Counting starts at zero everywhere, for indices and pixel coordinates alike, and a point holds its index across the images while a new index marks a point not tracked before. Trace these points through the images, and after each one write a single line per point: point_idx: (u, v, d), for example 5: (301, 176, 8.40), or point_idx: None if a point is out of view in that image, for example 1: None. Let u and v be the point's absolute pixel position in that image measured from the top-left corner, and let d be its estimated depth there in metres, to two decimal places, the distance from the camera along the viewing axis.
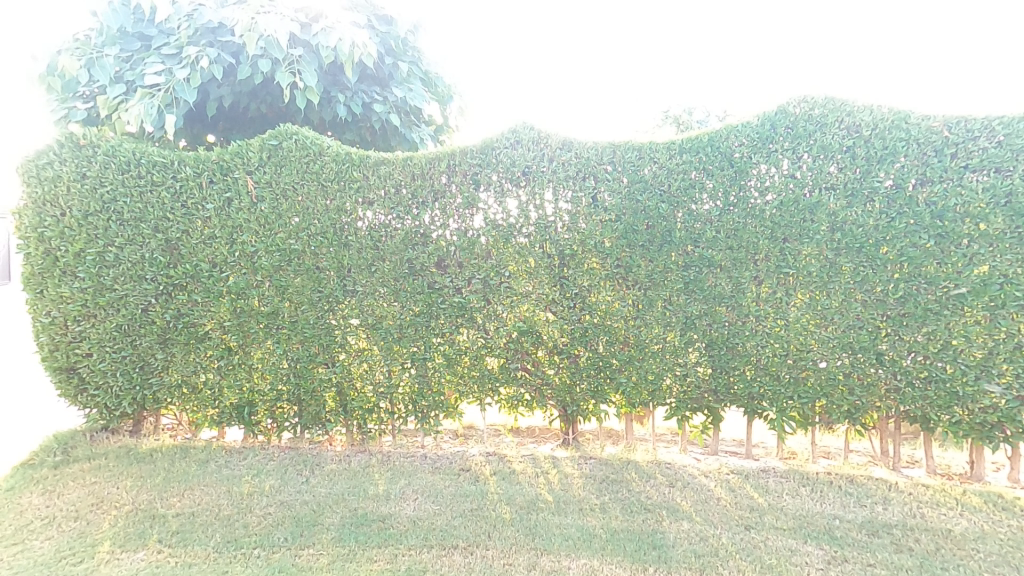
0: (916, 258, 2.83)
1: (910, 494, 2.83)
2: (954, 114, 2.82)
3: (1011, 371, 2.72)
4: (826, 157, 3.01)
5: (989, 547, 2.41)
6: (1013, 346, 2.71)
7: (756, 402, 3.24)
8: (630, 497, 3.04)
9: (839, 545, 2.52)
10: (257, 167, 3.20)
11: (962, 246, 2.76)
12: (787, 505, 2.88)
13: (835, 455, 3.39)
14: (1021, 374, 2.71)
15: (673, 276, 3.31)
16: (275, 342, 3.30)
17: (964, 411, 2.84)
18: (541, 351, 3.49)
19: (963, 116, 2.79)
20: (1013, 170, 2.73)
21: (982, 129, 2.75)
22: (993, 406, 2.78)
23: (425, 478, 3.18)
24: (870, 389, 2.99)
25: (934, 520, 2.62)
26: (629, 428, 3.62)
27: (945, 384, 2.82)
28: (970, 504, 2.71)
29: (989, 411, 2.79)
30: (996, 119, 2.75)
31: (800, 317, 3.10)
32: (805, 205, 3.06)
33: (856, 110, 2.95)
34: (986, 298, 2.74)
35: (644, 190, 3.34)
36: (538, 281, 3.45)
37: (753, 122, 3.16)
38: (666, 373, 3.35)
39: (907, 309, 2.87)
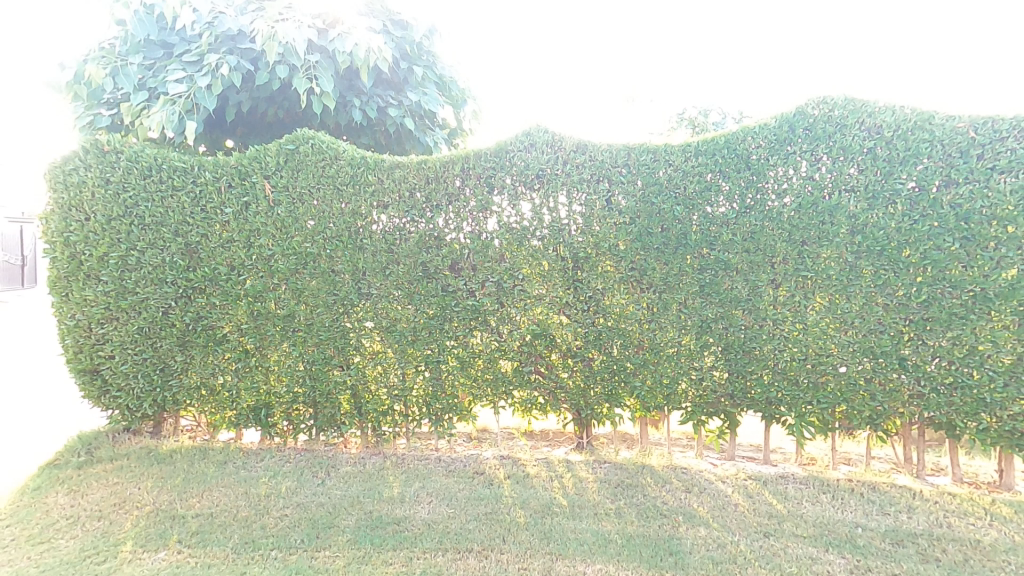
0: (941, 261, 2.78)
1: (935, 503, 2.77)
2: (981, 114, 2.75)
3: None
4: (846, 158, 2.96)
5: (1020, 559, 2.35)
6: None
7: (774, 407, 3.19)
8: (646, 502, 3.01)
9: (862, 554, 2.47)
10: (274, 172, 3.23)
11: (988, 250, 2.70)
12: (807, 512, 2.83)
13: (855, 461, 3.32)
14: None
15: (689, 279, 3.29)
16: (291, 344, 3.33)
17: (992, 419, 2.76)
18: (555, 355, 3.48)
19: (990, 116, 2.72)
20: None
21: (1010, 129, 2.68)
22: (1022, 414, 2.71)
23: (439, 481, 3.19)
24: (893, 394, 2.92)
25: (961, 530, 2.56)
26: (643, 432, 3.58)
27: (971, 390, 2.75)
28: (998, 514, 2.64)
29: (1018, 418, 2.71)
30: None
31: (819, 321, 3.05)
32: (824, 207, 3.01)
33: (877, 111, 2.90)
34: (1014, 302, 2.67)
35: (659, 193, 3.32)
36: (551, 284, 3.45)
37: (770, 124, 3.12)
38: (682, 377, 3.32)
39: (931, 313, 2.81)
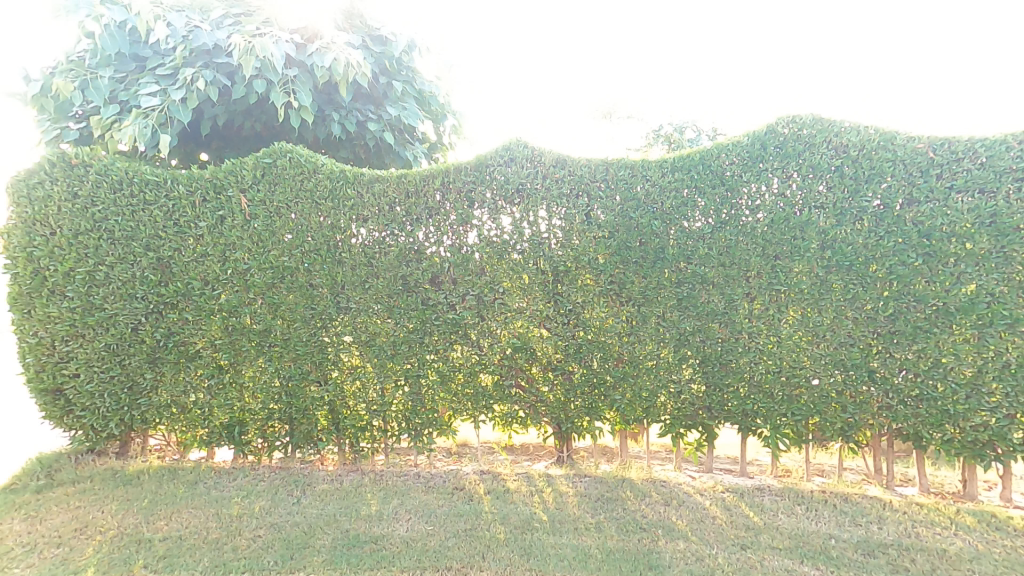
0: (906, 276, 2.87)
1: (903, 513, 2.83)
2: (940, 136, 2.85)
3: (1001, 390, 2.71)
4: (815, 176, 3.05)
5: (983, 567, 2.40)
6: (1001, 364, 2.71)
7: (750, 419, 3.23)
8: (626, 516, 3.02)
9: (835, 565, 2.51)
10: (250, 186, 3.20)
11: (949, 265, 2.79)
12: (782, 524, 2.87)
13: (828, 472, 3.38)
14: (1011, 392, 2.70)
15: (667, 293, 3.34)
16: (266, 360, 3.27)
17: (955, 429, 2.83)
18: (535, 368, 3.47)
19: (948, 138, 2.82)
20: (997, 192, 2.74)
21: (966, 150, 2.78)
22: (983, 425, 2.76)
23: (418, 498, 3.14)
24: (863, 406, 2.99)
25: (928, 539, 2.61)
26: (623, 445, 3.59)
27: (936, 402, 2.82)
28: (963, 523, 2.71)
29: (979, 429, 2.77)
30: (980, 141, 2.77)
31: (792, 334, 3.12)
32: (795, 223, 3.10)
33: (844, 131, 2.99)
34: (974, 316, 2.75)
35: (637, 207, 3.37)
36: (531, 297, 3.47)
37: (743, 141, 3.19)
38: (660, 390, 3.35)
39: (897, 326, 2.90)
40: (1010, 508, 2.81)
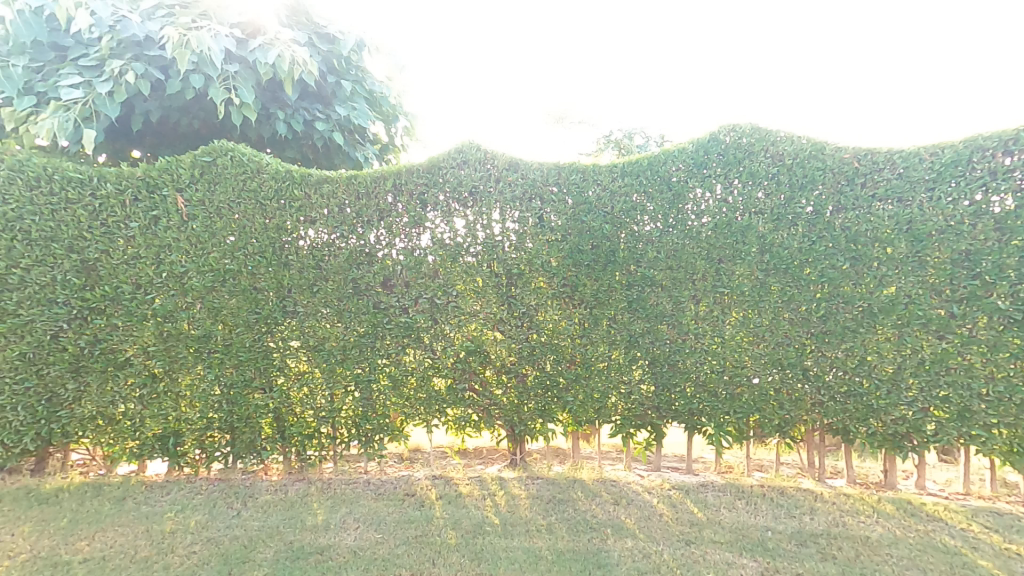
0: (835, 279, 3.04)
1: (833, 504, 2.98)
2: (864, 147, 3.02)
3: (917, 385, 2.87)
4: (754, 183, 3.18)
5: (901, 551, 2.56)
6: (917, 361, 2.87)
7: (696, 418, 3.33)
8: (576, 516, 3.05)
9: (771, 556, 2.61)
10: (187, 185, 3.06)
11: (872, 269, 2.97)
12: (723, 518, 2.97)
13: (768, 466, 3.51)
14: (926, 387, 2.86)
15: (618, 295, 3.41)
16: (206, 367, 3.13)
17: (878, 423, 2.99)
18: (489, 371, 3.47)
19: (870, 149, 3.00)
20: (912, 200, 2.90)
21: (885, 161, 2.95)
22: (902, 419, 2.92)
23: (367, 506, 3.08)
24: (798, 403, 3.13)
25: (853, 528, 2.77)
26: (575, 447, 3.62)
27: (862, 398, 2.99)
28: (884, 511, 2.88)
29: (898, 423, 2.93)
30: (897, 152, 2.95)
31: (734, 334, 3.24)
32: (736, 227, 3.22)
33: (779, 140, 3.14)
34: (894, 317, 2.92)
35: (589, 211, 3.43)
36: (485, 300, 3.46)
37: (688, 148, 3.29)
38: (611, 391, 3.41)
39: (828, 327, 3.05)
40: (923, 495, 3.02)
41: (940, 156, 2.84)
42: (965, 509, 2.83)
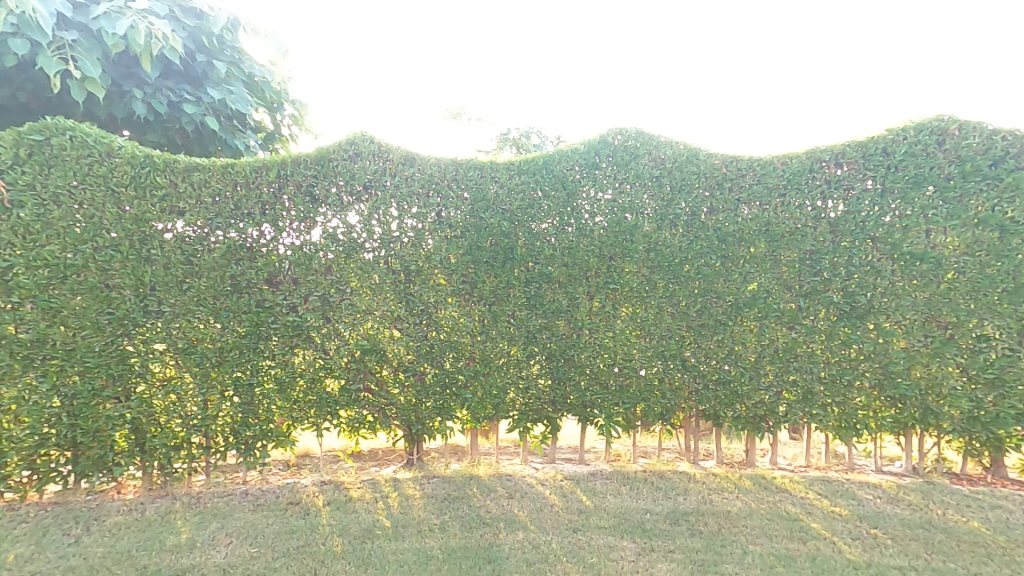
0: (709, 276, 3.28)
1: (703, 484, 3.23)
2: (731, 153, 3.29)
3: (773, 371, 3.20)
4: (640, 185, 3.36)
5: (755, 523, 2.83)
6: (774, 349, 3.18)
7: (589, 410, 3.46)
8: (470, 513, 3.05)
9: (648, 537, 2.76)
10: (11, 168, 2.69)
11: (739, 266, 3.25)
12: (609, 504, 3.11)
13: (651, 452, 3.75)
14: (780, 372, 3.19)
15: (516, 292, 3.45)
16: (39, 375, 2.76)
17: (743, 407, 3.27)
18: (385, 370, 3.37)
19: (735, 156, 3.27)
20: (770, 204, 3.20)
21: (747, 168, 3.23)
22: (763, 402, 3.23)
23: (243, 519, 2.86)
24: (677, 392, 3.36)
25: (718, 504, 3.02)
26: (473, 443, 3.62)
27: (730, 385, 3.27)
28: (744, 487, 3.18)
29: (758, 406, 3.23)
30: (757, 160, 3.24)
31: (623, 329, 3.40)
32: (625, 227, 3.38)
33: (660, 144, 3.33)
34: (756, 310, 3.22)
35: (487, 208, 3.43)
36: (382, 297, 3.35)
37: (580, 149, 3.41)
38: (510, 386, 3.45)
39: (703, 320, 3.30)
40: (774, 469, 3.40)
41: (789, 164, 3.16)
42: (801, 479, 3.25)
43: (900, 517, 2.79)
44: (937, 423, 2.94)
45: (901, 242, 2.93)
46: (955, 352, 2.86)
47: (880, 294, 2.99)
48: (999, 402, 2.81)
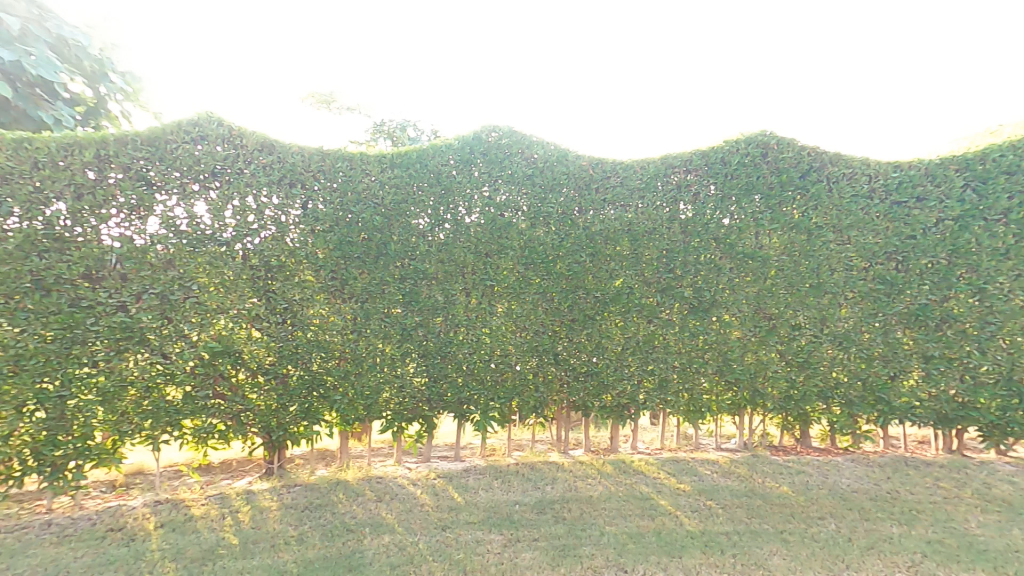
0: (579, 273, 3.43)
1: (571, 471, 3.38)
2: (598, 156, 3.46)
3: (635, 361, 3.41)
4: (513, 183, 3.42)
5: (614, 505, 3.01)
6: (636, 342, 3.40)
7: (465, 406, 3.46)
8: (333, 521, 2.88)
9: (515, 528, 2.81)
10: None
11: (606, 263, 3.43)
12: (480, 499, 3.13)
13: (525, 444, 3.88)
14: (642, 363, 3.41)
15: (391, 289, 3.34)
16: None
17: (609, 397, 3.46)
18: (241, 374, 3.10)
19: (600, 159, 3.45)
20: (631, 206, 3.43)
21: (611, 170, 3.42)
22: (625, 392, 3.44)
23: (41, 555, 2.46)
24: (549, 385, 3.47)
25: (583, 490, 3.18)
26: (343, 446, 3.49)
27: (597, 376, 3.44)
28: (606, 472, 3.38)
29: (621, 395, 3.44)
30: (620, 164, 3.44)
31: (500, 325, 3.44)
32: (501, 223, 3.42)
33: (532, 144, 3.43)
34: (620, 305, 3.42)
35: (358, 202, 3.29)
36: (236, 295, 3.06)
37: (454, 144, 3.39)
38: (384, 386, 3.34)
39: (574, 315, 3.44)
40: (634, 453, 3.67)
41: (646, 167, 3.38)
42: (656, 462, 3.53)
43: (729, 486, 3.18)
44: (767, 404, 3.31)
45: (736, 242, 3.26)
46: (776, 340, 3.26)
47: (721, 289, 3.32)
48: (808, 382, 3.25)
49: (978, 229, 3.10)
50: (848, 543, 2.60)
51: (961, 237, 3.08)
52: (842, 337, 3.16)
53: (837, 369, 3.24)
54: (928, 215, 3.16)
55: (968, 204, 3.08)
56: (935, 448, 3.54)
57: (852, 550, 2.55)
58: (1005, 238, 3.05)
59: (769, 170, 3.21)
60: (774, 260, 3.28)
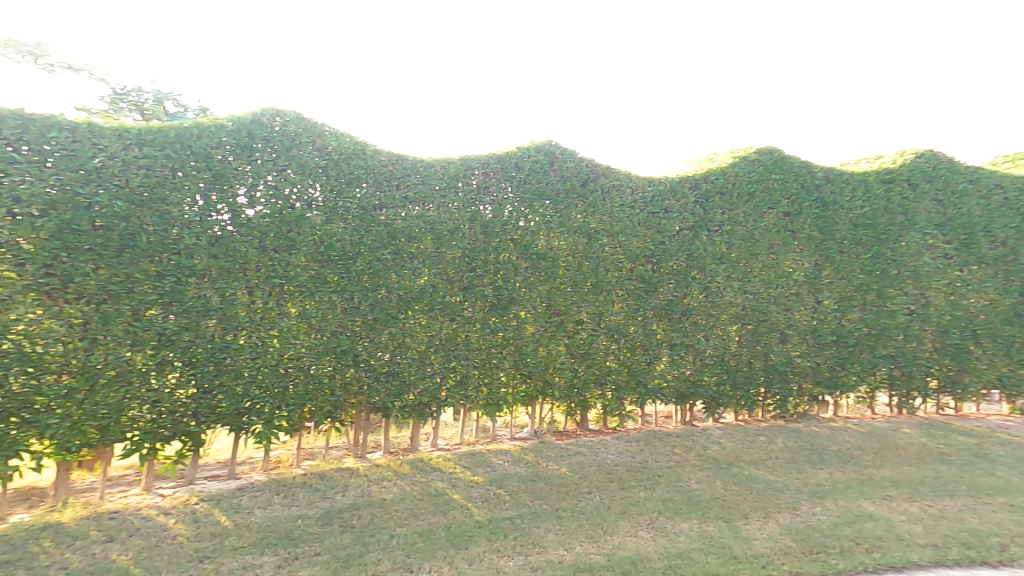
0: (378, 270, 4.41)
1: (366, 478, 4.20)
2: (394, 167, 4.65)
3: (425, 323, 4.58)
4: (303, 172, 4.25)
5: (402, 509, 3.79)
6: (420, 325, 4.56)
7: (241, 416, 4.21)
8: (99, 566, 3.19)
9: (294, 544, 3.39)
10: None
11: (409, 260, 4.50)
12: (256, 518, 3.69)
13: (318, 453, 4.87)
14: (425, 324, 4.58)
15: (203, 282, 4.07)
16: None
17: (380, 394, 4.55)
18: (14, 385, 3.52)
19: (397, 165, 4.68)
20: (428, 206, 4.59)
21: (407, 170, 4.73)
22: (395, 372, 4.63)
23: None
24: (346, 387, 4.45)
25: (376, 495, 3.96)
26: (149, 469, 4.16)
27: (383, 376, 4.54)
28: (405, 474, 4.27)
29: (395, 380, 4.59)
30: (419, 172, 4.78)
31: (292, 326, 4.26)
32: (291, 216, 4.22)
33: (315, 139, 4.45)
34: (422, 303, 4.55)
35: (158, 194, 3.90)
36: (50, 308, 3.61)
37: (226, 128, 4.18)
38: (162, 395, 3.96)
39: (375, 315, 4.48)
40: (433, 450, 4.98)
41: (447, 169, 4.89)
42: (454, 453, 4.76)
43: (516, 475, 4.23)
44: (532, 371, 4.93)
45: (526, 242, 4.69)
46: (564, 332, 4.97)
47: (496, 270, 4.70)
48: (540, 353, 4.89)
49: (706, 239, 5.51)
50: (607, 510, 3.74)
51: (692, 244, 5.42)
52: (613, 328, 5.06)
53: (571, 342, 5.02)
54: (653, 221, 5.33)
55: (698, 214, 5.53)
56: (676, 416, 5.89)
57: (610, 520, 3.59)
58: (720, 248, 5.48)
59: (555, 178, 5.16)
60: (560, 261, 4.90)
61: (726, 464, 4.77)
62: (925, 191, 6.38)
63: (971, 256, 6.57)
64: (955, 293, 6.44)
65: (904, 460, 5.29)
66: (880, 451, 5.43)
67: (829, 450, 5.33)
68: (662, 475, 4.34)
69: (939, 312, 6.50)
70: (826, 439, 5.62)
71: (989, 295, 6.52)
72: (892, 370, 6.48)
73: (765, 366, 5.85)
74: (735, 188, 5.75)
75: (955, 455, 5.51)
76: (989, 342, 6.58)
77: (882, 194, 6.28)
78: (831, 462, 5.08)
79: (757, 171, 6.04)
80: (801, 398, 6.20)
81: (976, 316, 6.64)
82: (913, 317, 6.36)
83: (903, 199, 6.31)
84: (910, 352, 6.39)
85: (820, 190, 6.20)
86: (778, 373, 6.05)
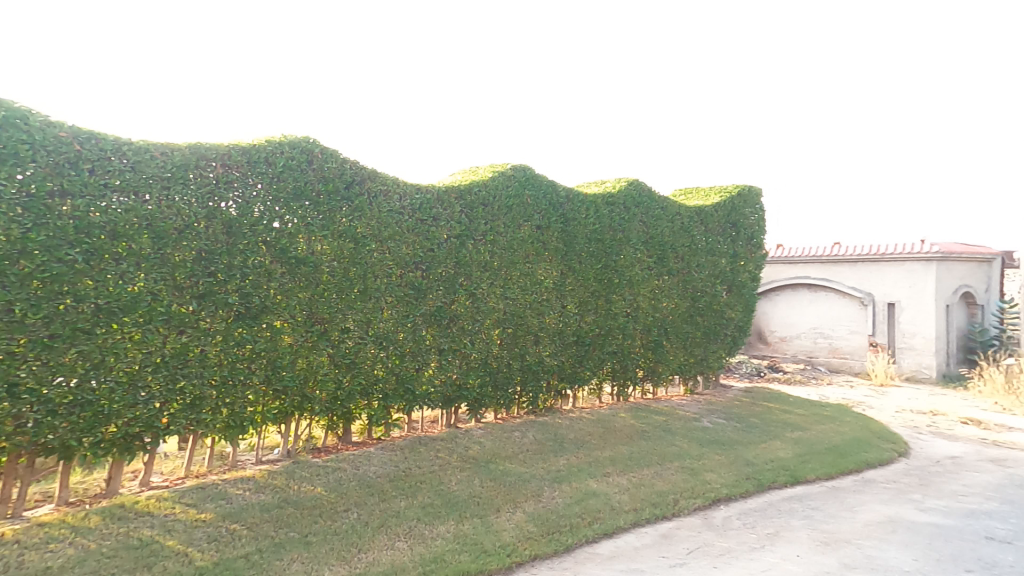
0: (63, 274, 4.69)
1: (20, 545, 4.37)
2: (88, 141, 4.94)
3: (133, 333, 5.10)
4: None
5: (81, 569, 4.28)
6: (117, 333, 4.99)
7: None
8: None
9: None
10: None
11: (113, 264, 4.95)
12: None
13: None
14: (127, 329, 5.04)
15: None
16: None
17: (38, 423, 4.65)
18: None
19: (90, 140, 4.97)
20: (134, 200, 5.17)
21: (109, 152, 5.03)
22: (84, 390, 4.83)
23: None
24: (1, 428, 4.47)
25: (39, 561, 4.26)
26: None
27: (64, 399, 4.73)
28: (85, 526, 4.71)
29: (78, 395, 4.80)
30: (121, 148, 5.11)
31: None
32: None
33: None
34: (135, 315, 5.09)
35: None
36: None
37: None
38: None
39: (55, 331, 4.66)
40: (140, 491, 5.61)
41: (165, 156, 5.37)
42: (175, 491, 5.42)
43: (259, 504, 5.37)
44: (279, 369, 6.07)
45: (282, 247, 6.02)
46: (323, 341, 6.43)
47: (225, 265, 5.66)
48: (255, 370, 5.91)
49: (471, 246, 7.83)
50: (363, 527, 5.28)
51: (458, 251, 7.65)
52: (380, 333, 6.85)
53: (299, 341, 6.25)
54: (420, 230, 7.34)
55: (461, 225, 7.66)
56: (440, 422, 8.00)
57: (368, 534, 5.16)
58: (482, 255, 7.83)
59: (315, 175, 6.40)
60: (321, 269, 6.45)
61: (484, 463, 6.78)
62: (635, 217, 9.81)
63: (664, 268, 10.28)
64: (653, 297, 10.14)
65: (621, 441, 7.96)
66: (605, 436, 8.05)
67: (568, 439, 7.77)
68: (421, 480, 6.19)
69: (645, 311, 10.01)
70: (569, 429, 8.11)
71: (674, 299, 10.49)
72: (613, 364, 9.67)
73: (520, 365, 8.34)
74: (501, 201, 8.15)
75: (652, 432, 8.44)
76: (673, 338, 10.60)
77: (606, 213, 9.39)
78: (566, 448, 7.45)
79: (512, 188, 8.32)
80: (547, 394, 8.92)
81: (668, 316, 10.43)
82: (631, 318, 9.79)
83: (620, 219, 9.60)
84: (625, 349, 9.74)
85: (561, 207, 8.92)
86: (530, 371, 8.53)
